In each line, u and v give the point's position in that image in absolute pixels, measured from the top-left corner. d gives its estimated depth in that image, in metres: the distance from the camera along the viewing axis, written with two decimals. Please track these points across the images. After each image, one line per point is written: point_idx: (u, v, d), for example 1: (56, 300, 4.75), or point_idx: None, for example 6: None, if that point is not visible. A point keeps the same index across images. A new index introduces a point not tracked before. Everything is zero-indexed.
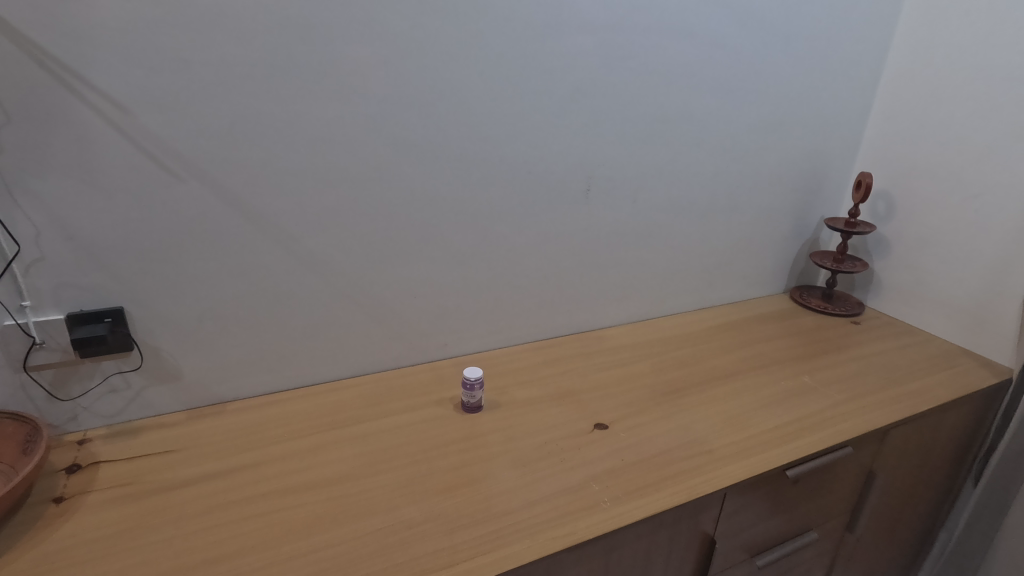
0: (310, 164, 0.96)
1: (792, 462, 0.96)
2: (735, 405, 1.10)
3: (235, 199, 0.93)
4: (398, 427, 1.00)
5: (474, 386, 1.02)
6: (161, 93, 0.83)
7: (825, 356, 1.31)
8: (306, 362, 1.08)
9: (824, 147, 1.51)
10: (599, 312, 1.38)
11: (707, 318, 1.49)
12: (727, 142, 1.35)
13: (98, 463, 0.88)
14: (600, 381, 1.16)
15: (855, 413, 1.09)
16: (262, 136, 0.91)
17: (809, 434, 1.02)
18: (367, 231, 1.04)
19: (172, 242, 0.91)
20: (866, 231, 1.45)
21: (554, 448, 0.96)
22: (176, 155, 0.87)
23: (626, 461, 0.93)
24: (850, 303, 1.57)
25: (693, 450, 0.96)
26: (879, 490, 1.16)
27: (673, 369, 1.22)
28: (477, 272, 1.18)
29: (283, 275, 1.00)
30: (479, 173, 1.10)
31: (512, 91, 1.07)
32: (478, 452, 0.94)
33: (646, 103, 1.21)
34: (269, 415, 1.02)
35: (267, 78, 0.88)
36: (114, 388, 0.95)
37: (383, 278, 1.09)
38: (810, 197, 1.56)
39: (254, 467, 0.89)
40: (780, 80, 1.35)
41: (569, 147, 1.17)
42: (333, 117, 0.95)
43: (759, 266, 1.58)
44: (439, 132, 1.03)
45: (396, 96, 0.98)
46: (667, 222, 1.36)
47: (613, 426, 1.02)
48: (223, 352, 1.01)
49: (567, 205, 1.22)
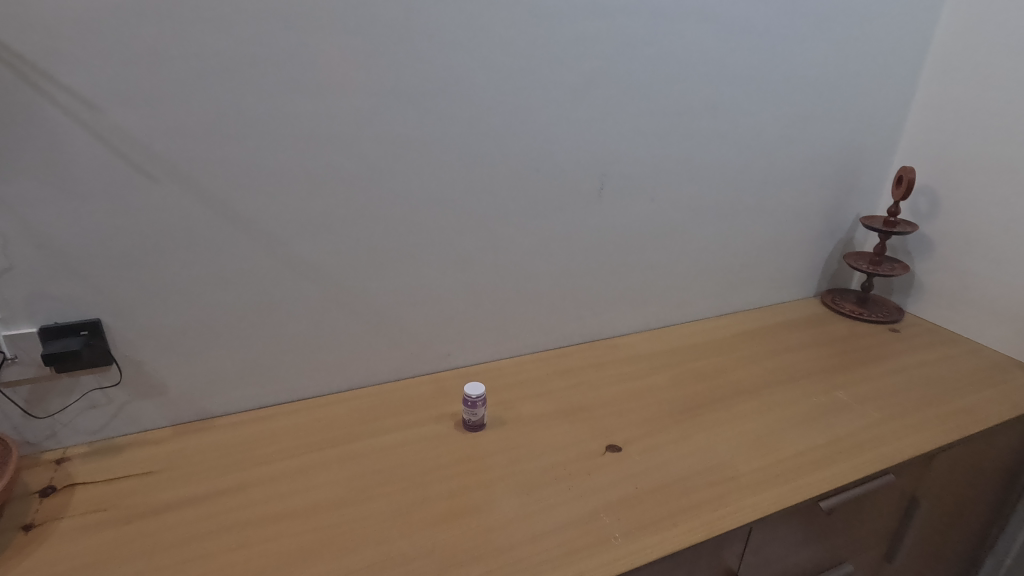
0: (297, 164, 0.89)
1: (826, 492, 0.86)
2: (762, 424, 1.01)
3: (219, 203, 0.86)
4: (395, 446, 0.93)
5: (477, 404, 0.94)
6: (134, 88, 0.76)
7: (862, 368, 1.20)
8: (299, 374, 1.02)
9: (861, 137, 1.39)
10: (613, 319, 1.29)
11: (730, 325, 1.39)
12: (754, 133, 1.25)
13: (75, 485, 0.83)
14: (614, 395, 1.08)
15: (896, 435, 0.99)
16: (247, 135, 0.84)
17: (845, 459, 0.92)
18: (361, 235, 0.97)
19: (153, 249, 0.85)
20: (907, 230, 1.34)
21: (562, 472, 0.88)
22: (153, 157, 0.81)
23: (640, 489, 0.85)
24: (887, 309, 1.45)
25: (715, 478, 0.88)
26: (921, 517, 1.06)
27: (694, 382, 1.13)
28: (480, 276, 1.10)
29: (272, 282, 0.94)
30: (482, 170, 1.02)
31: (517, 81, 0.98)
32: (479, 477, 0.86)
33: (665, 94, 1.11)
34: (261, 431, 0.96)
35: (248, 71, 0.81)
36: (93, 404, 0.89)
37: (379, 285, 1.02)
38: (844, 194, 1.44)
39: (238, 491, 0.83)
40: (812, 64, 1.24)
41: (581, 141, 1.08)
42: (322, 112, 0.87)
43: (788, 268, 1.47)
44: (439, 127, 0.96)
45: (390, 87, 0.90)
46: (688, 221, 1.27)
47: (627, 448, 0.93)
48: (210, 366, 0.95)
49: (579, 206, 1.13)
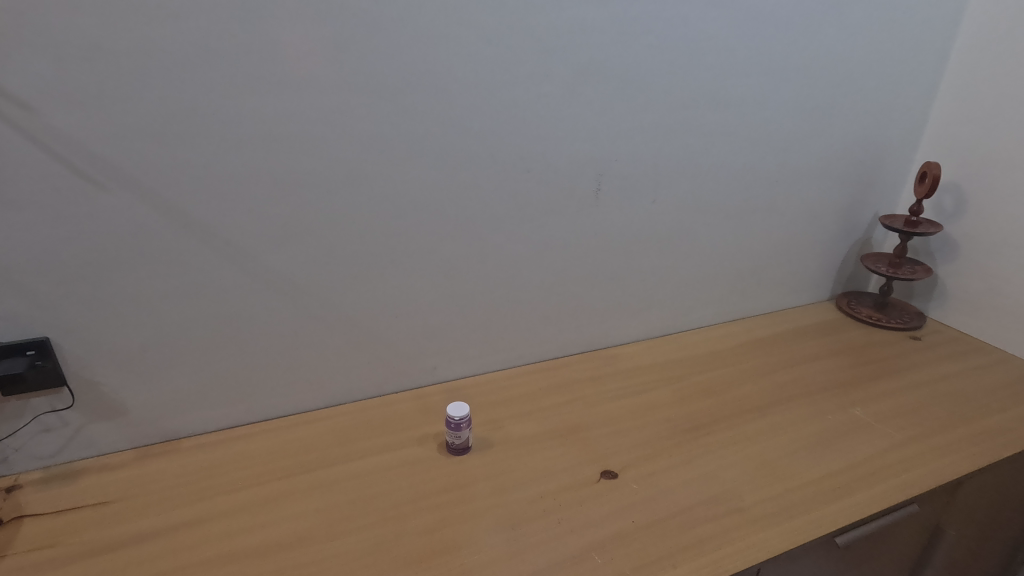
0: (261, 168, 0.81)
1: (844, 527, 0.78)
2: (772, 447, 0.92)
3: (176, 211, 0.79)
4: (372, 472, 0.86)
5: (460, 426, 0.87)
6: (73, 85, 0.69)
7: (880, 382, 1.12)
8: (273, 391, 0.95)
9: (881, 131, 1.29)
10: (613, 328, 1.21)
11: (739, 333, 1.30)
12: (765, 128, 1.15)
13: (22, 518, 0.76)
14: (611, 412, 1.00)
15: (920, 460, 0.90)
16: (203, 136, 0.77)
17: (863, 489, 0.84)
18: (335, 242, 0.89)
19: (104, 261, 0.78)
20: (931, 230, 1.24)
21: (552, 503, 0.80)
22: (98, 161, 0.73)
23: (637, 523, 0.77)
24: (908, 315, 1.36)
25: (720, 510, 0.80)
26: (946, 546, 0.97)
27: (698, 398, 1.05)
28: (467, 285, 1.02)
29: (238, 295, 0.87)
30: (467, 171, 0.94)
31: (504, 75, 0.90)
32: (460, 509, 0.79)
33: (667, 86, 1.03)
34: (230, 454, 0.89)
35: (202, 65, 0.73)
36: (47, 427, 0.83)
37: (357, 296, 0.94)
38: (862, 191, 1.35)
39: (199, 524, 0.76)
40: (829, 53, 1.14)
41: (575, 140, 0.99)
42: (287, 110, 0.79)
43: (801, 271, 1.38)
44: (418, 126, 0.88)
45: (363, 82, 0.82)
46: (693, 223, 1.18)
47: (624, 475, 0.86)
48: (174, 385, 0.88)
49: (574, 208, 1.05)
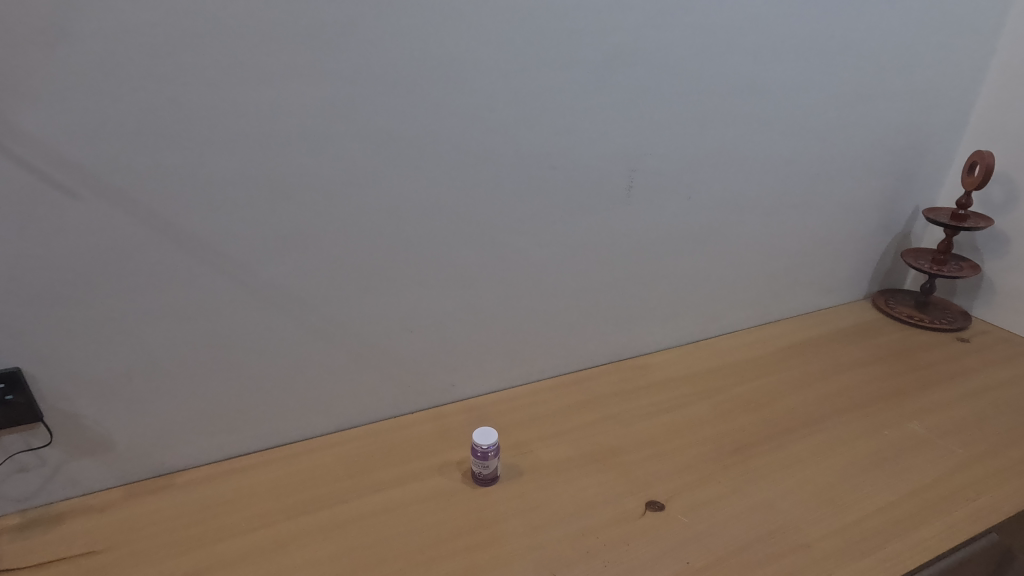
0: (259, 170, 0.71)
1: (922, 564, 0.70)
2: (829, 470, 0.84)
3: (162, 221, 0.69)
4: (391, 509, 0.77)
5: (488, 455, 0.78)
6: (36, 77, 0.59)
7: (934, 391, 1.03)
8: (276, 417, 0.86)
9: (925, 118, 1.20)
10: (642, 335, 1.12)
11: (774, 338, 1.22)
12: (805, 116, 1.06)
13: None
14: (649, 432, 0.92)
15: (993, 481, 0.82)
16: (191, 135, 0.67)
17: (937, 517, 0.76)
18: (343, 252, 0.80)
19: (81, 280, 0.68)
20: (981, 225, 1.15)
21: (595, 543, 0.72)
22: (70, 166, 0.63)
23: (693, 566, 0.68)
24: (951, 315, 1.28)
25: (782, 547, 0.71)
26: None
27: (741, 412, 0.97)
28: (488, 295, 0.93)
29: (235, 313, 0.77)
30: (489, 169, 0.84)
31: (529, 60, 0.80)
32: (493, 551, 0.70)
33: (704, 72, 0.93)
34: (231, 490, 0.80)
35: (188, 52, 0.63)
36: (22, 467, 0.74)
37: (367, 310, 0.85)
38: (903, 183, 1.26)
39: None
40: (875, 33, 1.05)
41: (605, 132, 0.90)
42: (287, 103, 0.69)
43: (837, 268, 1.30)
44: (435, 118, 0.78)
45: (373, 69, 0.72)
46: (728, 221, 1.09)
47: (671, 506, 0.77)
48: (166, 414, 0.79)
49: (603, 208, 0.96)
